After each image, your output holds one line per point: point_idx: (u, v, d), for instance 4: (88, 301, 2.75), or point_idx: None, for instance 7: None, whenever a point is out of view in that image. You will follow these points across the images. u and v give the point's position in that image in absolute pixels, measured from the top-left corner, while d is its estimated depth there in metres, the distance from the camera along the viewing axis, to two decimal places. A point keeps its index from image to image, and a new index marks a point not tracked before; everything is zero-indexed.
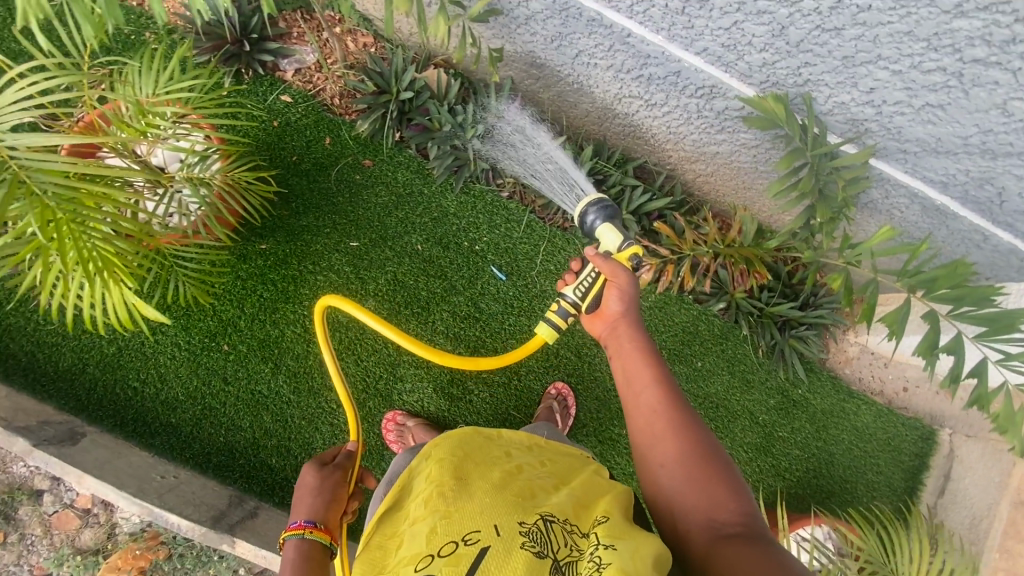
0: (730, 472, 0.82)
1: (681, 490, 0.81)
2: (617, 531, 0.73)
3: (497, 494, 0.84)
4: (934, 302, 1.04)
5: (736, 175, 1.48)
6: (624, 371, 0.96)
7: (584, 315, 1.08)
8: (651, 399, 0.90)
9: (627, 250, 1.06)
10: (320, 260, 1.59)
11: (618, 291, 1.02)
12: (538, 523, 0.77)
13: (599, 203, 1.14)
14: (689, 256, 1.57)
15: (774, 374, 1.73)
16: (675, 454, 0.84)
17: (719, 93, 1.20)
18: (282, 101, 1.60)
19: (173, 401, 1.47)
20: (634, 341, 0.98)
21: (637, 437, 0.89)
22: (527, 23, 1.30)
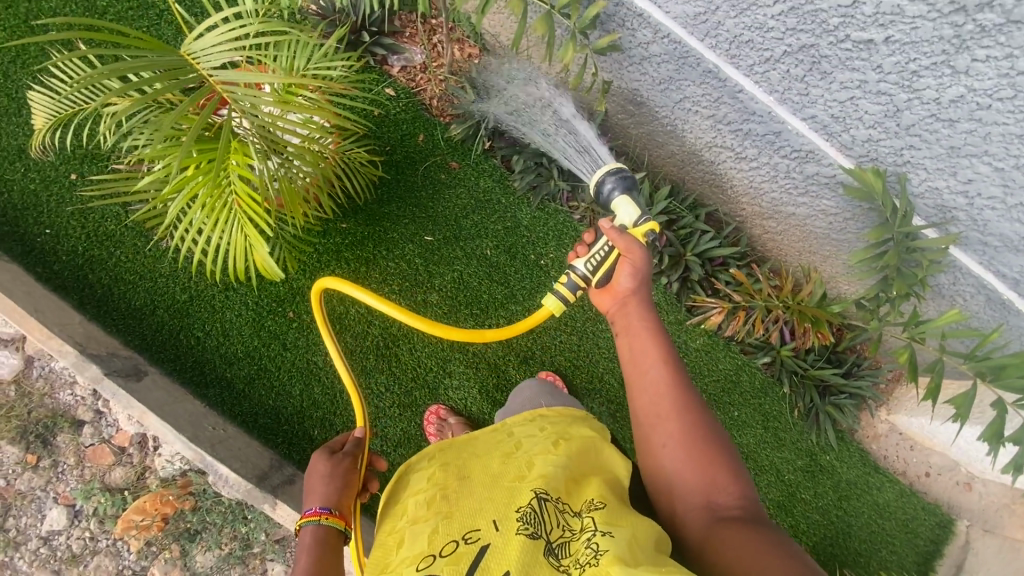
0: (730, 453, 0.86)
1: (683, 472, 0.84)
2: (613, 516, 0.76)
3: (493, 483, 0.86)
4: (1002, 390, 1.10)
5: (806, 239, 1.55)
6: (632, 350, 0.95)
7: (593, 289, 1.05)
8: (659, 381, 0.90)
9: (644, 225, 1.05)
10: (394, 247, 1.65)
11: (631, 267, 1.00)
12: (532, 504, 0.78)
13: (617, 172, 1.12)
14: (761, 305, 1.62)
15: (806, 436, 1.76)
16: (680, 437, 0.86)
17: (814, 158, 1.27)
18: (386, 92, 1.67)
19: (232, 356, 1.50)
20: (644, 319, 0.98)
21: (641, 416, 0.91)
22: (640, 62, 1.38)
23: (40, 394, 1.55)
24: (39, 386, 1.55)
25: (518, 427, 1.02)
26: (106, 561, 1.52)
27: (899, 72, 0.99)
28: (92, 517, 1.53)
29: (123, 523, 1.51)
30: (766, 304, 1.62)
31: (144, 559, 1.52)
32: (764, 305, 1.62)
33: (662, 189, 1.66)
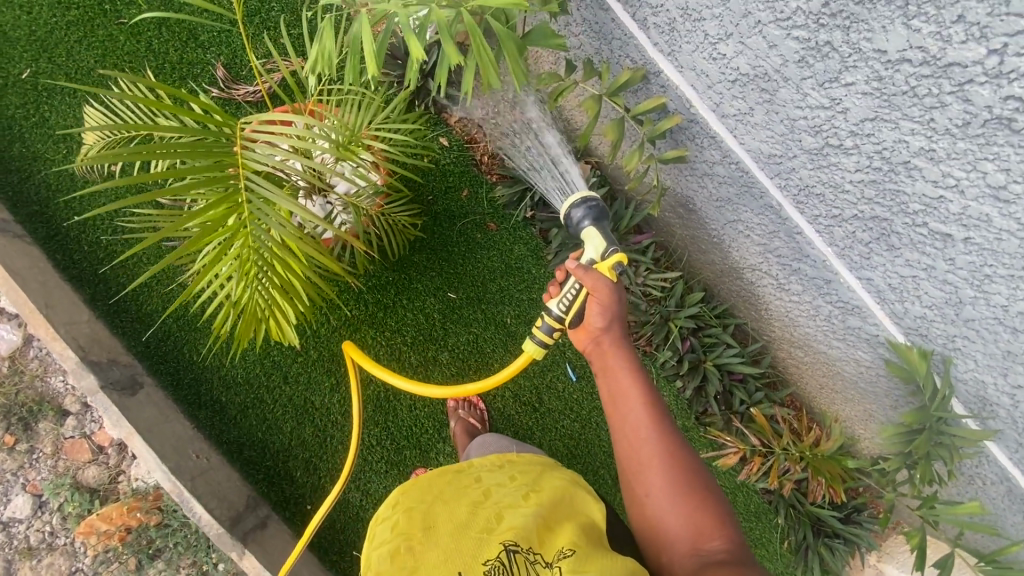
0: (713, 491, 0.85)
1: (668, 520, 0.83)
2: (583, 566, 0.72)
3: (459, 531, 0.78)
4: None
5: (832, 377, 1.50)
6: (610, 394, 0.92)
7: (569, 329, 1.00)
8: (637, 425, 0.88)
9: (610, 258, 0.97)
10: (416, 299, 1.62)
11: (601, 306, 0.94)
12: (501, 557, 0.72)
13: (591, 200, 1.04)
14: (779, 454, 1.54)
15: (790, 570, 1.70)
16: (662, 484, 0.84)
17: (859, 313, 1.23)
18: (440, 142, 1.66)
19: (230, 379, 1.47)
20: (622, 359, 0.94)
21: (625, 465, 0.89)
22: (703, 176, 1.35)
23: (31, 375, 1.52)
24: (32, 367, 1.52)
25: (487, 471, 0.94)
26: (59, 560, 1.48)
27: (971, 271, 0.96)
28: (56, 512, 1.50)
29: (85, 527, 1.47)
30: (784, 452, 1.54)
31: (99, 565, 1.48)
32: (781, 453, 1.54)
33: (695, 293, 1.64)
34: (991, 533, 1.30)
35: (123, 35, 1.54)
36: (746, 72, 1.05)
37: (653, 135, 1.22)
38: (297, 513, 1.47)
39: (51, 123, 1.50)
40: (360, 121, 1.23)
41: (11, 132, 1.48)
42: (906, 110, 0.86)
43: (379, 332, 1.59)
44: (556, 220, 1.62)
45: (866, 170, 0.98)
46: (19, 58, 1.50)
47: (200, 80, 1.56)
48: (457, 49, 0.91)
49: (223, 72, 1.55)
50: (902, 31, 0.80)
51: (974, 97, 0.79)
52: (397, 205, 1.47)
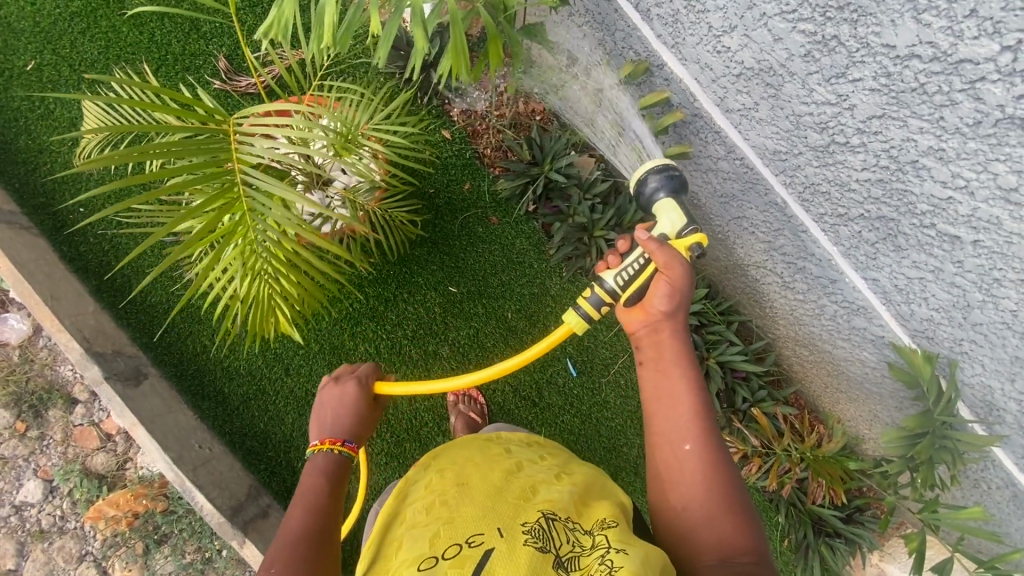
0: (751, 514, 0.77)
1: (700, 534, 0.75)
2: (627, 537, 0.66)
3: (494, 494, 0.74)
4: None
5: (836, 376, 1.48)
6: (657, 390, 0.86)
7: (621, 307, 0.93)
8: (684, 425, 0.82)
9: (689, 237, 0.91)
10: (417, 292, 1.62)
11: (669, 289, 0.88)
12: (540, 521, 0.67)
13: (660, 168, 0.98)
14: (780, 453, 1.54)
15: (790, 567, 1.69)
16: (699, 491, 0.78)
17: (864, 314, 1.21)
18: (442, 134, 1.65)
19: (233, 371, 1.50)
20: (675, 356, 0.87)
21: (660, 467, 0.82)
22: (707, 171, 1.32)
23: (42, 364, 1.56)
24: (42, 356, 1.56)
25: (518, 449, 0.90)
26: (69, 544, 1.52)
27: (979, 274, 0.93)
28: (66, 497, 1.53)
29: (94, 513, 1.51)
30: (785, 453, 1.54)
31: (108, 549, 1.52)
32: (782, 453, 1.54)
33: (699, 289, 1.61)
34: (997, 538, 1.27)
35: (126, 26, 1.54)
36: (751, 66, 1.03)
37: None
38: None
39: (57, 115, 1.51)
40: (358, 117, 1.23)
41: (18, 123, 1.49)
42: (915, 108, 0.84)
43: (379, 326, 1.59)
44: (558, 214, 1.61)
45: (873, 170, 0.96)
46: (25, 49, 1.51)
47: (203, 72, 1.55)
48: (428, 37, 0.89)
49: (225, 64, 1.54)
50: (912, 25, 0.78)
51: (986, 95, 0.76)
52: (395, 198, 1.45)
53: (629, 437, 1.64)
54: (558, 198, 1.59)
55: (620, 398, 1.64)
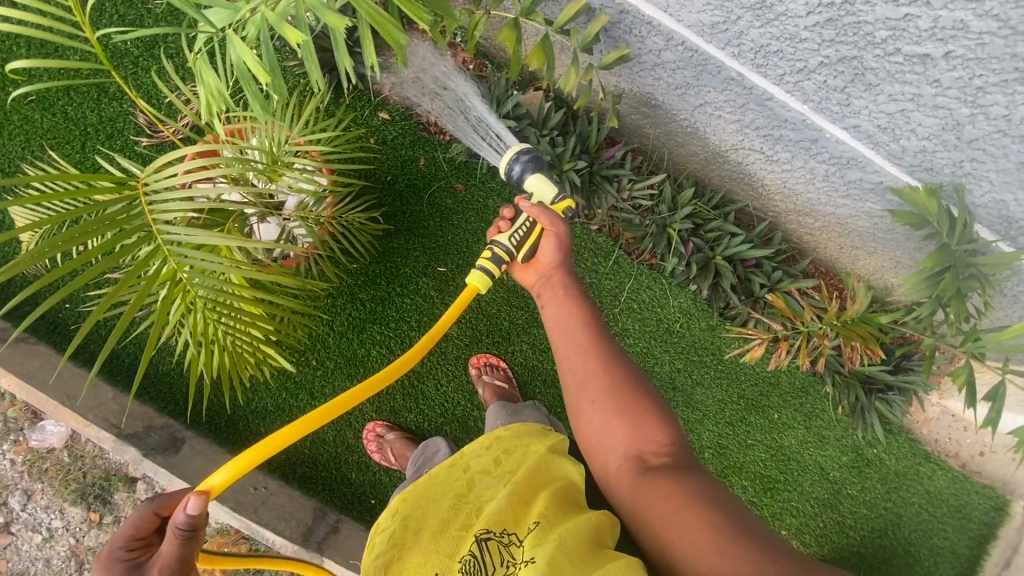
0: (660, 402, 0.82)
1: (613, 436, 0.79)
2: (544, 535, 0.69)
3: (441, 531, 0.76)
4: None
5: (847, 235, 1.42)
6: (558, 319, 0.90)
7: (517, 265, 0.99)
8: (585, 342, 0.86)
9: (560, 202, 1.01)
10: (409, 282, 1.59)
11: (555, 241, 0.95)
12: (474, 550, 0.71)
13: (526, 151, 1.06)
14: (806, 332, 1.51)
15: (850, 432, 1.65)
16: (607, 397, 0.81)
17: (856, 165, 1.14)
18: (380, 117, 1.58)
19: (263, 410, 1.53)
20: (570, 291, 0.93)
21: (569, 383, 0.86)
22: (653, 68, 1.25)
23: (92, 457, 1.63)
24: (89, 449, 1.63)
25: (474, 457, 0.89)
26: None
27: (961, 87, 0.89)
28: None
29: None
30: (810, 330, 1.50)
31: None
32: (808, 333, 1.50)
33: (686, 190, 1.54)
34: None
35: (37, 113, 1.49)
36: None
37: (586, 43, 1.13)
38: (363, 509, 1.55)
39: (10, 224, 1.51)
40: (281, 130, 1.17)
41: None
42: None
43: (384, 326, 1.58)
44: None
45: (819, 11, 0.91)
46: None
47: (127, 134, 1.51)
48: (343, 15, 0.80)
49: (144, 118, 1.50)
50: None
51: None
52: (348, 201, 1.40)
53: (657, 356, 1.64)
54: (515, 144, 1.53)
55: (637, 321, 1.63)
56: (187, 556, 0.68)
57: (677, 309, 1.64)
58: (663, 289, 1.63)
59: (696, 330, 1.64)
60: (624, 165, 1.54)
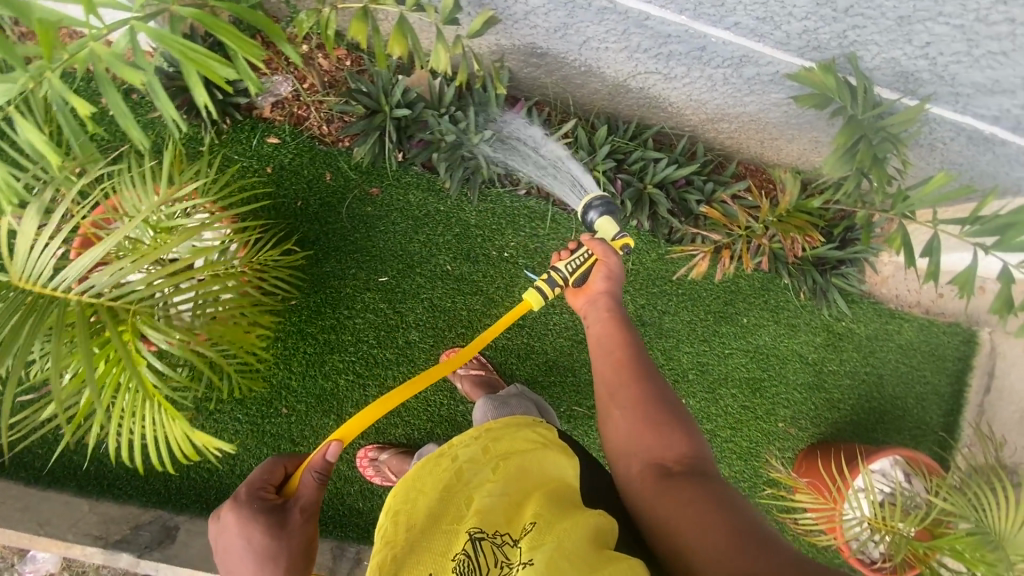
0: (688, 418, 0.84)
1: (639, 441, 0.82)
2: (542, 535, 0.70)
3: (431, 527, 0.75)
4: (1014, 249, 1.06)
5: (763, 128, 1.42)
6: (598, 336, 0.95)
7: (570, 290, 1.07)
8: (621, 357, 0.90)
9: (620, 239, 1.14)
10: (353, 302, 1.54)
11: (606, 270, 1.04)
12: (467, 550, 0.71)
13: (599, 198, 1.22)
14: (743, 236, 1.51)
15: (816, 312, 1.70)
16: (638, 406, 0.84)
17: (749, 62, 1.13)
18: (271, 143, 1.50)
19: (249, 472, 1.50)
20: (613, 315, 0.98)
21: (602, 392, 0.89)
22: (525, 17, 1.20)
23: (93, 569, 1.57)
24: (86, 564, 1.57)
25: (461, 445, 0.84)
26: None
27: None
28: None
29: None
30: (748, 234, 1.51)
31: None
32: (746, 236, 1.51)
33: (600, 129, 1.49)
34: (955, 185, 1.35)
35: None
36: None
37: (446, 16, 1.04)
38: None
39: None
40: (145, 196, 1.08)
41: None
42: None
43: (343, 353, 1.54)
44: (429, 146, 1.48)
45: None
46: None
47: None
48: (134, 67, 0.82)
49: None
50: None
51: None
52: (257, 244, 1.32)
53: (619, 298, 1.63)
54: (418, 130, 1.47)
55: None
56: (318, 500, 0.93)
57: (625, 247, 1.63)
58: (606, 233, 1.61)
59: (649, 262, 1.63)
60: (533, 121, 1.48)
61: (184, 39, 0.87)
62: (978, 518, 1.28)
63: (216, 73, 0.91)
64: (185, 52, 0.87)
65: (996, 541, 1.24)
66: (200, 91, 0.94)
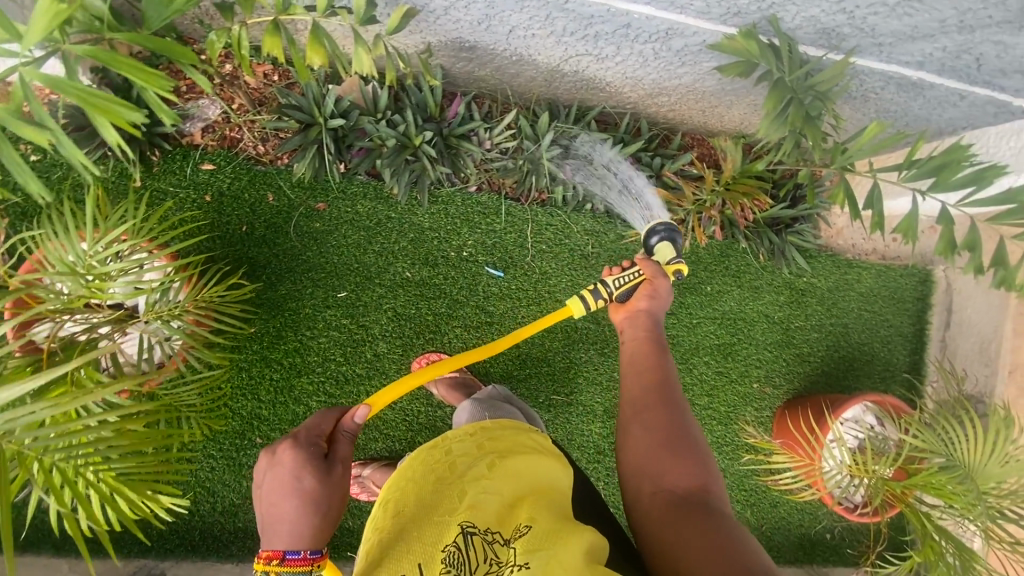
0: (703, 448, 0.88)
1: (654, 463, 0.85)
2: (538, 540, 0.70)
3: (424, 516, 0.73)
4: (954, 188, 1.07)
5: (702, 97, 1.42)
6: (631, 356, 1.02)
7: (614, 307, 1.15)
8: (649, 380, 0.96)
9: (675, 264, 1.23)
10: (315, 321, 1.51)
11: (650, 291, 1.11)
12: (457, 543, 0.69)
13: (665, 224, 1.27)
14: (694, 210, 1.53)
15: (777, 272, 1.73)
16: (659, 429, 0.88)
17: (676, 34, 1.13)
18: (206, 170, 1.44)
19: (232, 507, 1.47)
20: (651, 341, 1.04)
21: (627, 411, 0.94)
22: (446, 12, 1.18)
23: None
24: None
25: (456, 441, 0.85)
26: None
27: None
28: None
29: None
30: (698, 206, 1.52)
31: None
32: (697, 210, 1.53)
33: (542, 117, 1.47)
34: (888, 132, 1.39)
35: None
36: None
37: (361, 17, 1.01)
38: None
39: None
40: (72, 247, 1.03)
41: None
42: None
43: (312, 374, 1.51)
44: (370, 154, 1.45)
45: None
46: None
47: None
48: (41, 128, 0.80)
49: None
50: None
51: None
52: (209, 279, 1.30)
53: (583, 283, 1.63)
54: (356, 139, 1.43)
55: (554, 260, 1.60)
56: (346, 455, 0.91)
57: (583, 231, 1.62)
58: (562, 220, 1.60)
59: (608, 244, 1.63)
60: (473, 116, 1.46)
61: (80, 83, 0.80)
62: (948, 454, 1.32)
63: (123, 118, 0.84)
64: (82, 96, 0.81)
65: (965, 473, 1.29)
66: (105, 129, 0.91)
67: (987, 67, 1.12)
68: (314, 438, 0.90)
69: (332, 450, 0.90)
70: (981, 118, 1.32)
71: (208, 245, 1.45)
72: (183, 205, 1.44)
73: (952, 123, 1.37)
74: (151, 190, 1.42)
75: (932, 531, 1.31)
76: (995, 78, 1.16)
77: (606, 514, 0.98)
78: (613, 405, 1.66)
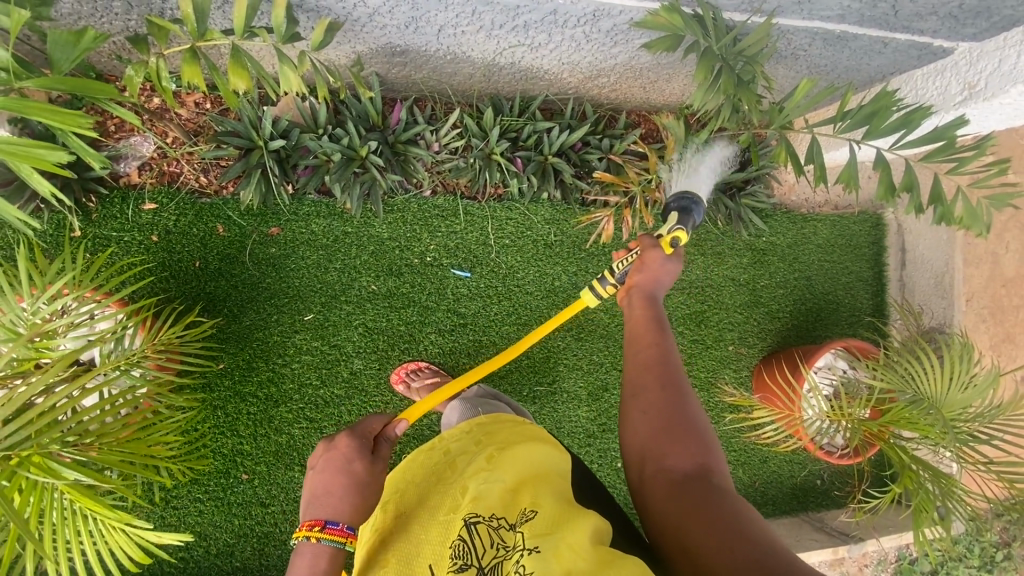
0: (706, 428, 0.82)
1: (655, 447, 0.80)
2: (544, 525, 0.67)
3: (429, 516, 0.74)
4: (885, 132, 1.11)
5: (639, 74, 1.44)
6: (629, 334, 0.96)
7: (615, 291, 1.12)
8: (648, 360, 0.90)
9: (672, 234, 1.17)
10: (286, 347, 1.48)
11: (642, 266, 1.06)
12: (463, 534, 0.68)
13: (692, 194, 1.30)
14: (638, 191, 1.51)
15: (736, 236, 1.77)
16: (659, 410, 0.83)
17: (603, 14, 1.13)
18: (148, 210, 1.40)
19: (227, 547, 1.45)
20: (647, 314, 0.98)
21: (626, 393, 0.89)
22: (371, 20, 1.16)
23: None
24: None
25: (455, 441, 0.87)
26: None
27: None
28: None
29: None
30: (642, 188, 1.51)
31: None
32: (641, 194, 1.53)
33: (485, 113, 1.46)
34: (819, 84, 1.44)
35: None
36: None
37: (282, 34, 0.99)
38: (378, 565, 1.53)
39: None
40: (11, 307, 0.99)
41: None
42: None
43: (290, 402, 1.48)
44: (317, 171, 1.42)
45: None
46: None
47: None
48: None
49: None
50: None
51: None
52: (161, 318, 1.28)
53: (550, 273, 1.63)
54: (300, 158, 1.40)
55: (518, 253, 1.60)
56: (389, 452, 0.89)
57: (544, 221, 1.62)
58: (521, 212, 1.60)
59: (571, 230, 1.63)
60: (417, 120, 1.45)
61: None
62: (912, 388, 1.38)
63: (46, 161, 0.79)
64: None
65: (930, 404, 1.36)
66: (31, 178, 0.87)
67: (903, 13, 1.16)
68: (368, 429, 0.89)
69: (379, 444, 0.89)
70: (906, 62, 1.36)
71: (161, 286, 1.41)
72: (129, 249, 1.40)
73: (880, 70, 1.41)
74: (93, 238, 1.37)
75: (910, 463, 1.37)
76: (912, 23, 1.20)
77: (602, 489, 0.98)
78: (596, 387, 1.68)
